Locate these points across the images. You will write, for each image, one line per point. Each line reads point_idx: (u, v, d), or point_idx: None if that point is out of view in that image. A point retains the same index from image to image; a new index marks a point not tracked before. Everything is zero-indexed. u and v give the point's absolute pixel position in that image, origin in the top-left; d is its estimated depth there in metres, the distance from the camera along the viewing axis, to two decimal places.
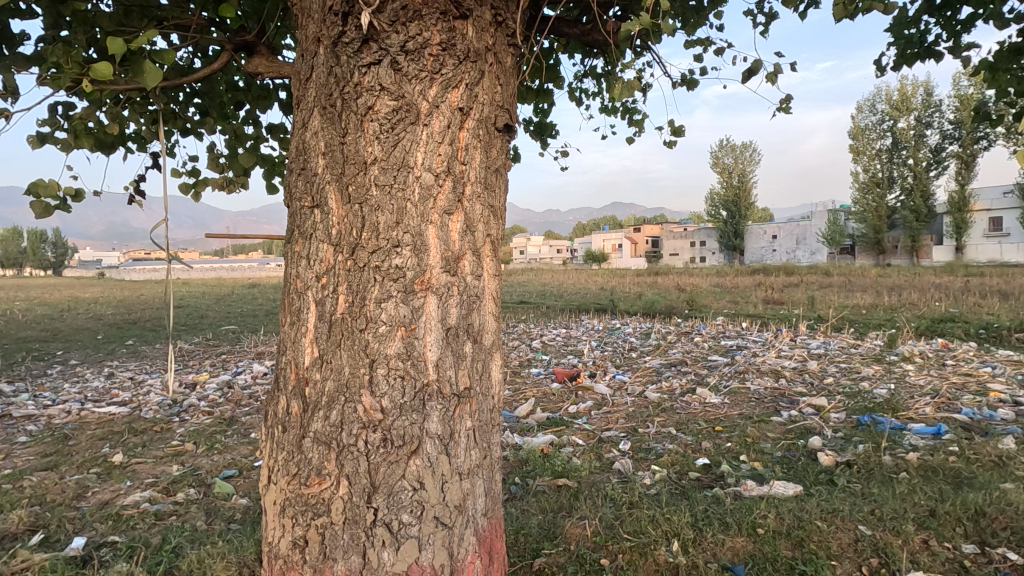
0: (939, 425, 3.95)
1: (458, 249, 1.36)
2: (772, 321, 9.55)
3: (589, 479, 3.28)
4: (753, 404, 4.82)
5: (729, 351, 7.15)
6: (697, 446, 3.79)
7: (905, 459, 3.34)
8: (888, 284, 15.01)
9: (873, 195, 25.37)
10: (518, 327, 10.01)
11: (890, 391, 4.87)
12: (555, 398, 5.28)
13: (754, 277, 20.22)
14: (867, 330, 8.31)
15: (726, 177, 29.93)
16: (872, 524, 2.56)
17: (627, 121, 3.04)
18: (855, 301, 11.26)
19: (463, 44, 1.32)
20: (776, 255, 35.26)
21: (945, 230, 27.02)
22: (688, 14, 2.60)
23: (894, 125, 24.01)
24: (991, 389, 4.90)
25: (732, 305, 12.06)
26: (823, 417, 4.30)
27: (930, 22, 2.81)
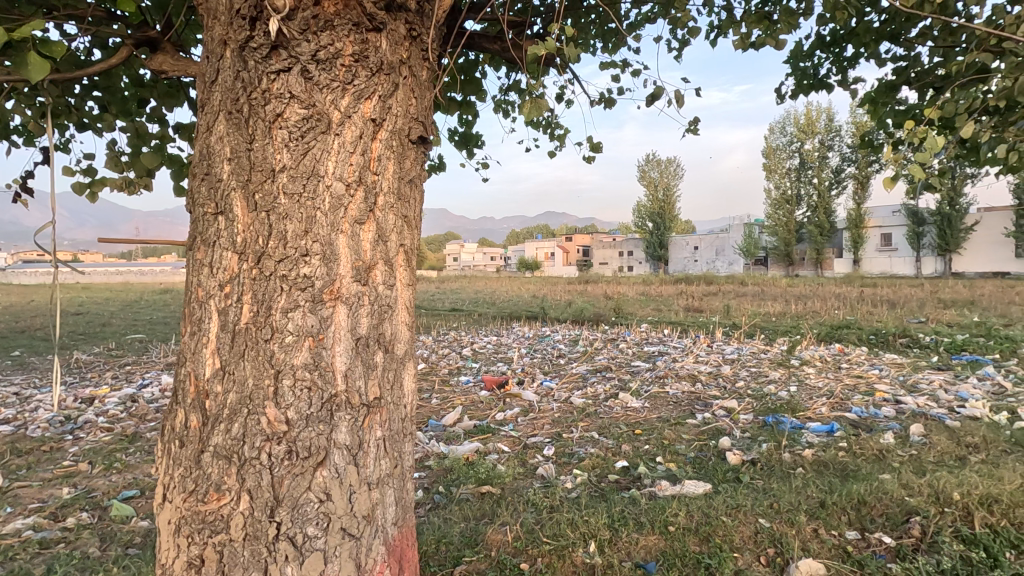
0: (833, 423, 4.33)
1: (369, 259, 1.37)
2: (691, 328, 10.07)
3: (512, 485, 3.33)
4: (671, 407, 5.06)
5: (651, 357, 7.46)
6: (618, 449, 3.95)
7: (802, 456, 3.64)
8: (795, 293, 16.24)
9: (783, 211, 27.36)
10: (448, 335, 9.95)
11: (792, 393, 5.27)
12: (484, 405, 5.30)
13: (677, 286, 21.15)
14: (775, 337, 8.95)
15: (652, 191, 31.29)
16: (770, 517, 2.76)
17: (550, 135, 3.13)
18: (766, 309, 12.08)
19: (376, 57, 1.33)
20: (698, 266, 37.18)
21: (844, 245, 29.56)
22: (607, 37, 2.73)
23: (801, 147, 26.05)
24: (877, 390, 5.42)
25: (655, 313, 12.60)
26: (733, 419, 4.59)
27: (822, 57, 3.09)
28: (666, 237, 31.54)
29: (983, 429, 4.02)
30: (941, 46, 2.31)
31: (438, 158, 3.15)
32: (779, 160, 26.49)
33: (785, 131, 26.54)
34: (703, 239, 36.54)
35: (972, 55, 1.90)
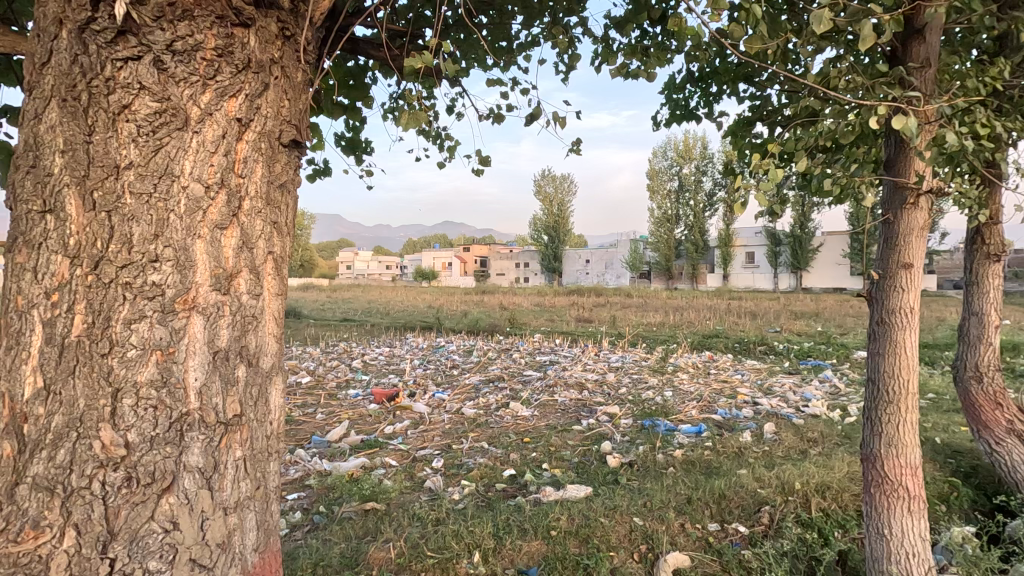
0: (700, 424, 4.73)
1: (232, 266, 1.30)
2: (580, 338, 10.52)
3: (398, 500, 3.25)
4: (558, 415, 5.25)
5: (542, 366, 7.69)
6: (506, 458, 4.01)
7: (673, 456, 3.93)
8: (675, 305, 17.59)
9: (664, 229, 29.57)
10: (338, 346, 9.51)
11: (667, 398, 5.69)
12: (372, 419, 5.13)
13: (570, 297, 22.00)
14: (656, 345, 9.62)
15: (548, 205, 32.36)
16: (644, 516, 2.95)
17: (441, 146, 3.14)
18: (648, 320, 12.96)
19: (243, 53, 1.27)
20: (589, 278, 39.00)
21: (716, 262, 32.56)
22: (496, 55, 2.80)
23: (680, 170, 28.33)
24: (739, 393, 6.02)
25: (548, 324, 12.98)
26: (615, 424, 4.85)
27: (692, 91, 3.40)
28: (560, 249, 32.73)
29: (820, 425, 4.62)
30: (785, 91, 2.63)
31: (322, 163, 3.03)
32: (661, 182, 28.58)
33: (666, 155, 28.74)
34: (594, 253, 38.42)
35: (805, 101, 2.19)
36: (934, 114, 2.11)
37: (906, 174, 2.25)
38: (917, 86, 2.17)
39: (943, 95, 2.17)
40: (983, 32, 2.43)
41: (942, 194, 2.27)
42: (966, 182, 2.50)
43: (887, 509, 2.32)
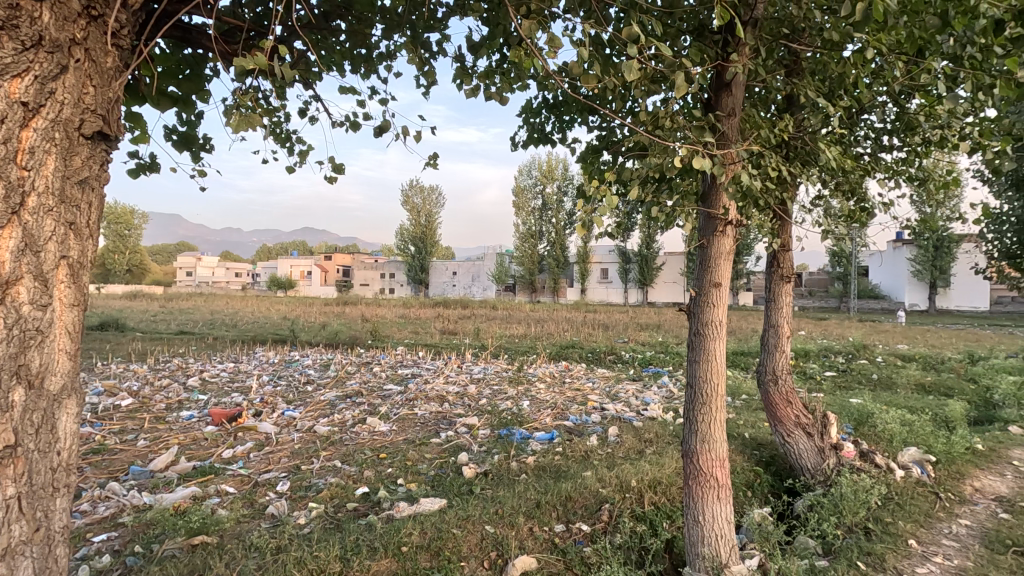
0: (553, 431, 4.98)
1: (8, 274, 1.17)
2: (444, 350, 10.52)
3: (233, 531, 2.97)
4: (417, 428, 5.18)
5: (403, 379, 7.54)
6: (360, 475, 3.86)
7: (526, 463, 4.09)
8: (536, 317, 18.34)
9: (528, 244, 30.81)
10: (170, 363, 8.42)
11: (525, 407, 5.91)
12: (208, 443, 4.62)
13: (436, 309, 21.80)
14: (517, 357, 9.94)
15: (415, 216, 31.98)
16: (495, 523, 3.03)
17: (291, 150, 2.98)
18: (511, 332, 13.36)
19: (33, 30, 1.18)
20: (456, 290, 39.19)
21: (575, 277, 34.63)
22: (355, 62, 2.75)
23: (543, 190, 29.78)
24: (589, 400, 6.45)
25: (412, 336, 12.78)
26: (473, 435, 4.92)
27: (546, 117, 3.60)
28: (426, 261, 32.51)
29: (655, 427, 5.12)
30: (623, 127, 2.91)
31: (148, 157, 2.70)
32: (526, 200, 29.84)
33: (531, 174, 30.02)
34: (461, 266, 38.71)
35: (637, 136, 2.45)
36: (736, 156, 2.48)
37: (717, 207, 2.62)
38: (724, 131, 2.55)
39: (744, 142, 2.56)
40: (775, 91, 2.92)
41: (741, 225, 2.69)
42: (761, 214, 2.97)
43: (701, 498, 2.64)
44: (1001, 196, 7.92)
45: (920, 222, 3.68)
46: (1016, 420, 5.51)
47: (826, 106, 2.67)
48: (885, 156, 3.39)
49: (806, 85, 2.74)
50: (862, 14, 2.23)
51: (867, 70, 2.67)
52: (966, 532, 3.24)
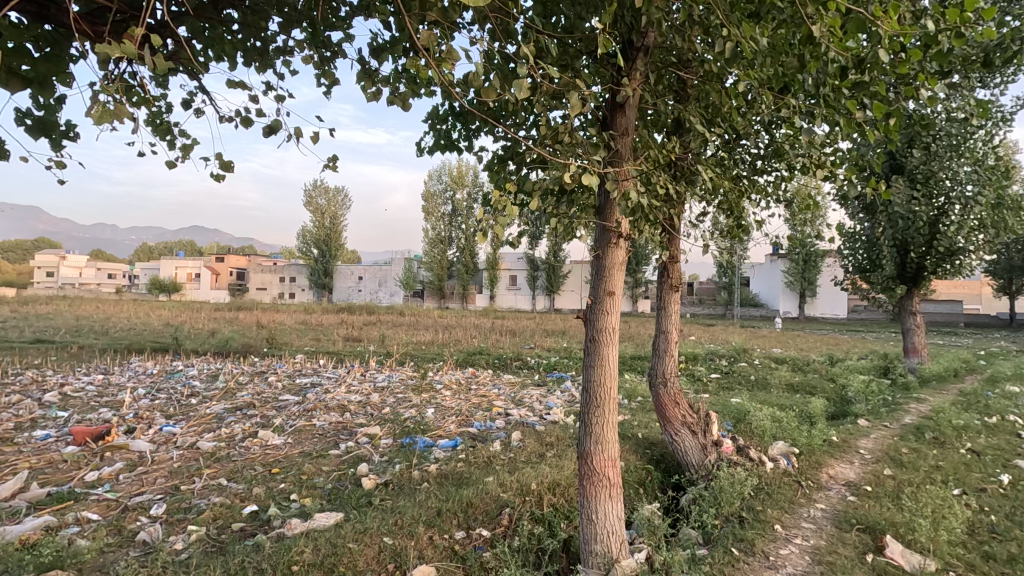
0: (457, 438, 4.97)
1: None
2: (347, 358, 10.15)
3: (95, 563, 2.67)
4: (315, 440, 4.95)
5: (301, 390, 7.16)
6: (248, 493, 3.62)
7: (428, 471, 4.05)
8: (445, 324, 18.22)
9: (437, 249, 30.58)
10: (22, 376, 7.37)
11: (429, 415, 5.85)
12: (67, 466, 4.11)
13: (340, 315, 20.96)
14: (423, 363, 9.81)
15: (319, 217, 30.57)
16: (394, 534, 2.97)
17: (170, 144, 2.76)
18: (418, 339, 13.17)
19: None
20: (362, 296, 37.97)
21: (484, 284, 34.86)
22: (248, 55, 2.60)
23: (453, 196, 29.77)
24: (494, 406, 6.50)
25: (313, 343, 12.19)
26: (375, 445, 4.79)
27: (453, 124, 3.57)
28: (330, 265, 31.22)
29: (557, 430, 5.27)
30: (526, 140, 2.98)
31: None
32: (436, 205, 29.68)
33: (441, 179, 29.87)
34: (368, 270, 37.55)
35: (537, 150, 2.54)
36: (629, 173, 2.65)
37: (611, 220, 2.78)
38: (618, 149, 2.71)
39: (635, 160, 2.74)
40: (665, 115, 3.15)
41: (633, 238, 2.87)
42: (651, 229, 3.18)
43: (594, 497, 2.77)
44: (854, 217, 9.08)
45: (787, 238, 4.13)
46: (863, 414, 6.31)
47: (707, 131, 2.92)
48: (759, 178, 3.76)
49: (691, 110, 2.99)
50: (735, 51, 2.49)
51: (741, 101, 2.97)
52: (821, 515, 3.65)
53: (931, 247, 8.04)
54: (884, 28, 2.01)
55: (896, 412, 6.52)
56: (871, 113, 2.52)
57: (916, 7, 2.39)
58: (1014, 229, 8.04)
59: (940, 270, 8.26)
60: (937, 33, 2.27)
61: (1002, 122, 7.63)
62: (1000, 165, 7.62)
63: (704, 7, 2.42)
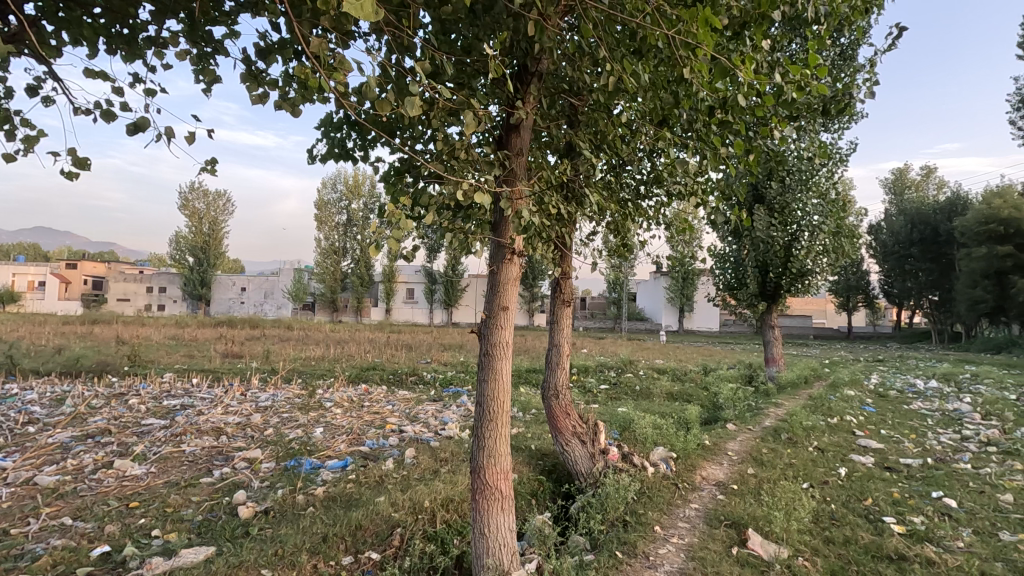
0: (347, 458, 4.76)
1: None
2: (225, 376, 9.36)
3: None
4: (184, 468, 4.49)
5: (169, 412, 6.46)
6: (99, 533, 3.19)
7: (314, 495, 3.83)
8: (337, 338, 17.46)
9: (330, 260, 29.36)
10: None
11: (318, 435, 5.55)
12: None
13: (219, 329, 19.28)
14: (311, 381, 9.28)
15: (195, 222, 27.95)
16: (273, 565, 2.78)
17: (9, 133, 2.41)
18: (307, 354, 12.48)
19: None
20: (243, 308, 34.84)
21: (380, 296, 33.93)
22: (113, 42, 2.35)
23: (348, 205, 28.82)
24: (388, 422, 6.32)
25: (185, 360, 11.10)
26: (254, 469, 4.45)
27: (349, 132, 3.43)
28: (207, 274, 28.73)
29: (451, 445, 5.23)
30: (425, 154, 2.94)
31: None
32: (329, 214, 28.55)
33: (335, 188, 28.77)
34: (252, 280, 34.76)
35: (433, 167, 2.54)
36: (522, 193, 2.74)
37: (505, 237, 2.85)
38: (512, 169, 2.80)
39: (528, 180, 2.84)
40: (558, 138, 3.31)
41: (526, 256, 2.96)
42: (544, 246, 3.31)
43: (486, 510, 2.79)
44: (724, 240, 10.04)
45: (666, 258, 4.48)
46: (731, 418, 6.97)
47: (595, 156, 3.11)
48: (643, 201, 4.04)
49: (581, 136, 3.17)
50: (619, 85, 2.68)
51: (625, 130, 3.19)
52: (694, 514, 3.96)
53: (786, 269, 9.11)
54: (742, 76, 2.28)
55: (758, 416, 7.26)
56: (733, 149, 2.82)
57: (768, 60, 2.74)
58: (849, 254, 9.35)
59: (793, 289, 9.35)
60: (784, 83, 2.61)
61: (840, 161, 8.89)
62: (839, 199, 8.85)
63: (592, 41, 2.59)
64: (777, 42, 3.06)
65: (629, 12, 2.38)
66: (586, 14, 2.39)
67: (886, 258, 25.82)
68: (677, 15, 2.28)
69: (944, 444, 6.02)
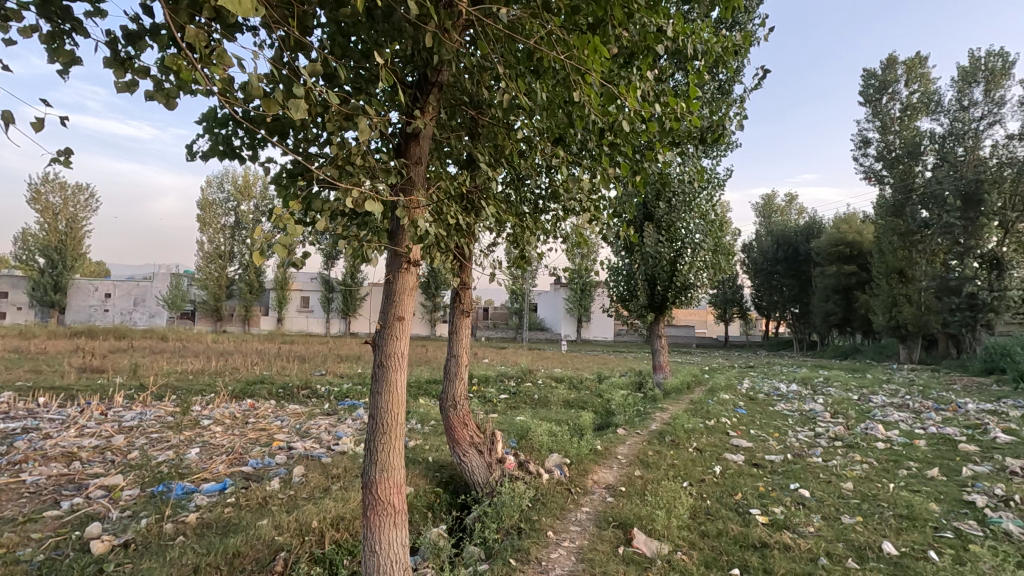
0: (226, 480, 4.39)
1: None
2: (81, 394, 8.27)
3: None
4: (23, 501, 3.90)
5: (7, 437, 5.58)
6: None
7: (185, 523, 3.49)
8: (220, 349, 16.10)
9: (215, 265, 27.07)
10: None
11: (193, 456, 5.08)
12: None
13: (75, 341, 16.99)
14: (187, 396, 8.46)
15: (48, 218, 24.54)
16: None
17: None
18: (183, 367, 11.37)
19: None
20: (108, 316, 30.43)
21: (271, 305, 31.89)
22: None
23: (236, 206, 26.84)
24: (276, 439, 5.93)
25: (30, 377, 9.67)
26: (114, 498, 3.97)
27: (235, 129, 3.18)
28: (63, 278, 25.31)
29: (344, 461, 5.01)
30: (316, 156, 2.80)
31: None
32: (215, 215, 26.42)
33: (222, 187, 26.68)
34: (119, 286, 31.01)
35: (325, 171, 2.44)
36: (420, 203, 2.73)
37: (401, 246, 2.81)
38: (410, 178, 2.77)
39: (426, 190, 2.83)
40: (458, 149, 3.34)
41: (424, 266, 2.93)
42: (443, 255, 3.31)
43: (377, 526, 2.70)
44: (618, 254, 10.60)
45: (564, 271, 4.66)
46: (622, 423, 7.35)
47: (494, 170, 3.18)
48: (542, 214, 4.18)
49: (481, 148, 3.23)
50: (516, 102, 2.78)
51: (523, 145, 3.29)
52: (585, 517, 4.11)
53: (672, 282, 9.78)
54: (627, 102, 2.48)
55: (646, 421, 7.71)
56: (621, 169, 3.03)
57: (653, 89, 2.99)
58: (726, 270, 10.25)
59: (677, 301, 10.05)
60: (664, 113, 2.85)
61: (718, 185, 9.77)
62: (718, 220, 9.72)
63: (492, 57, 2.67)
64: (661, 74, 3.32)
65: (526, 34, 2.50)
66: (485, 31, 2.46)
67: (757, 274, 28.68)
68: (569, 41, 2.41)
69: (801, 440, 6.77)
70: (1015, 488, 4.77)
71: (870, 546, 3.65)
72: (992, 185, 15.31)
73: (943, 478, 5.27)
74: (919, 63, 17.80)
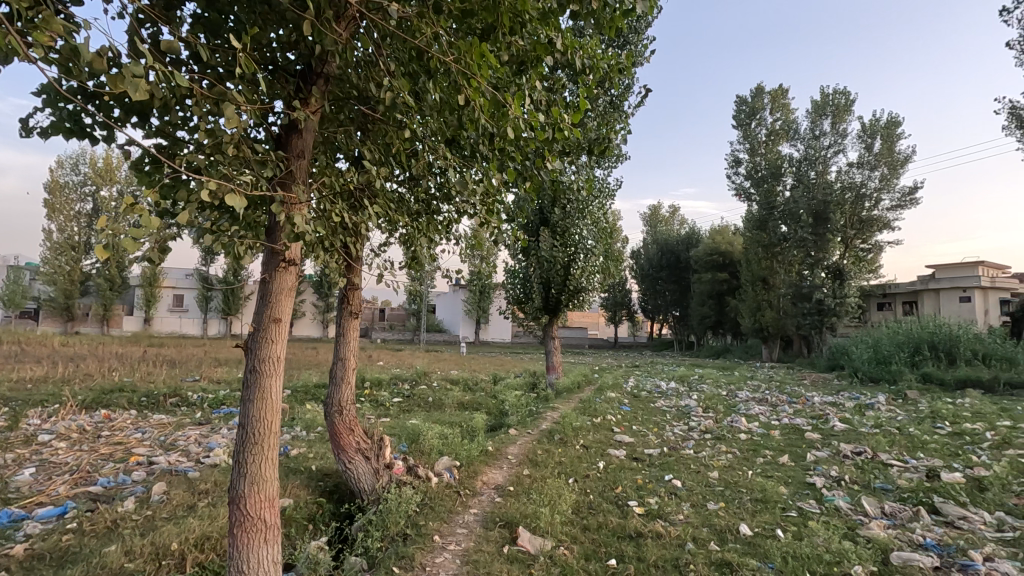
0: (67, 503, 3.86)
1: None
2: None
3: None
4: None
5: None
6: None
7: (9, 557, 3.01)
8: (69, 354, 14.12)
9: (66, 257, 23.74)
10: None
11: (25, 478, 4.40)
12: None
13: None
14: (23, 409, 7.32)
15: None
16: None
17: None
18: (20, 374, 9.83)
19: None
20: None
21: (137, 302, 28.86)
22: None
23: (95, 191, 23.74)
24: (133, 454, 5.31)
25: None
26: None
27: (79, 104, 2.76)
28: None
29: (215, 475, 4.61)
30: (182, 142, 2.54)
31: None
32: (68, 200, 23.12)
33: (77, 169, 23.45)
34: None
35: (191, 159, 2.23)
36: (300, 199, 2.58)
37: (279, 244, 2.63)
38: (290, 171, 2.61)
39: (308, 185, 2.69)
40: (348, 145, 3.21)
41: (304, 266, 2.77)
42: (327, 254, 3.15)
43: (245, 545, 2.51)
44: (515, 257, 10.78)
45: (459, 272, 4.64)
46: (514, 424, 7.48)
47: (384, 168, 3.10)
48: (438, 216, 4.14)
49: (371, 145, 3.13)
50: (406, 101, 2.74)
51: (415, 145, 3.23)
52: (472, 518, 4.13)
53: (565, 286, 10.11)
54: (514, 110, 2.55)
55: (537, 420, 7.91)
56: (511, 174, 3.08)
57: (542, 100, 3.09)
58: (615, 275, 10.81)
59: (571, 304, 10.41)
60: (552, 123, 2.94)
61: (609, 195, 10.30)
62: (608, 227, 10.24)
63: (381, 53, 2.60)
64: (554, 85, 3.42)
65: (416, 33, 2.47)
66: (371, 26, 2.39)
67: (643, 279, 30.61)
68: (458, 46, 2.43)
69: (677, 434, 7.31)
70: (846, 470, 5.50)
71: (729, 528, 4.03)
72: (837, 206, 17.60)
73: (791, 463, 5.96)
74: (781, 93, 19.97)
